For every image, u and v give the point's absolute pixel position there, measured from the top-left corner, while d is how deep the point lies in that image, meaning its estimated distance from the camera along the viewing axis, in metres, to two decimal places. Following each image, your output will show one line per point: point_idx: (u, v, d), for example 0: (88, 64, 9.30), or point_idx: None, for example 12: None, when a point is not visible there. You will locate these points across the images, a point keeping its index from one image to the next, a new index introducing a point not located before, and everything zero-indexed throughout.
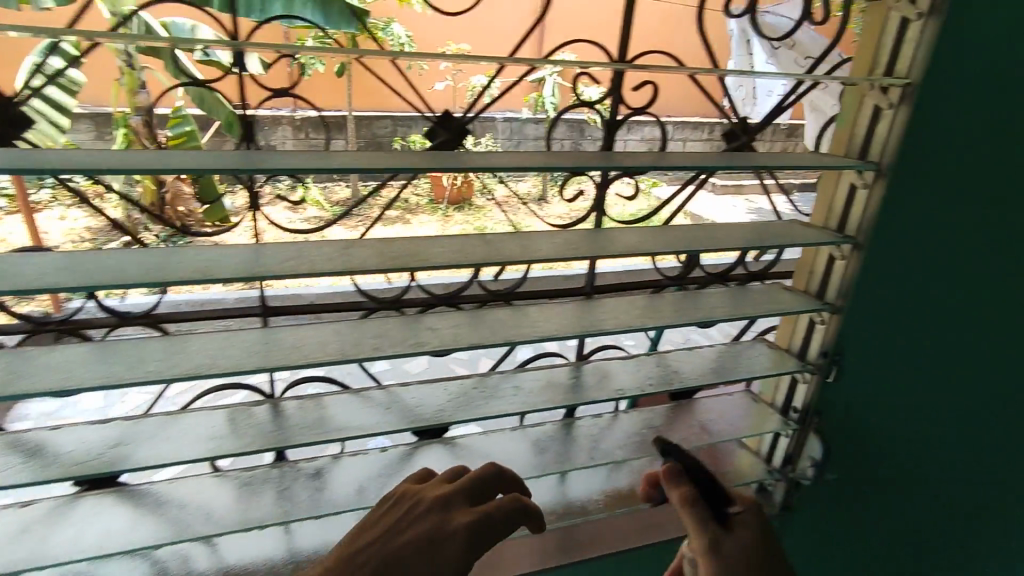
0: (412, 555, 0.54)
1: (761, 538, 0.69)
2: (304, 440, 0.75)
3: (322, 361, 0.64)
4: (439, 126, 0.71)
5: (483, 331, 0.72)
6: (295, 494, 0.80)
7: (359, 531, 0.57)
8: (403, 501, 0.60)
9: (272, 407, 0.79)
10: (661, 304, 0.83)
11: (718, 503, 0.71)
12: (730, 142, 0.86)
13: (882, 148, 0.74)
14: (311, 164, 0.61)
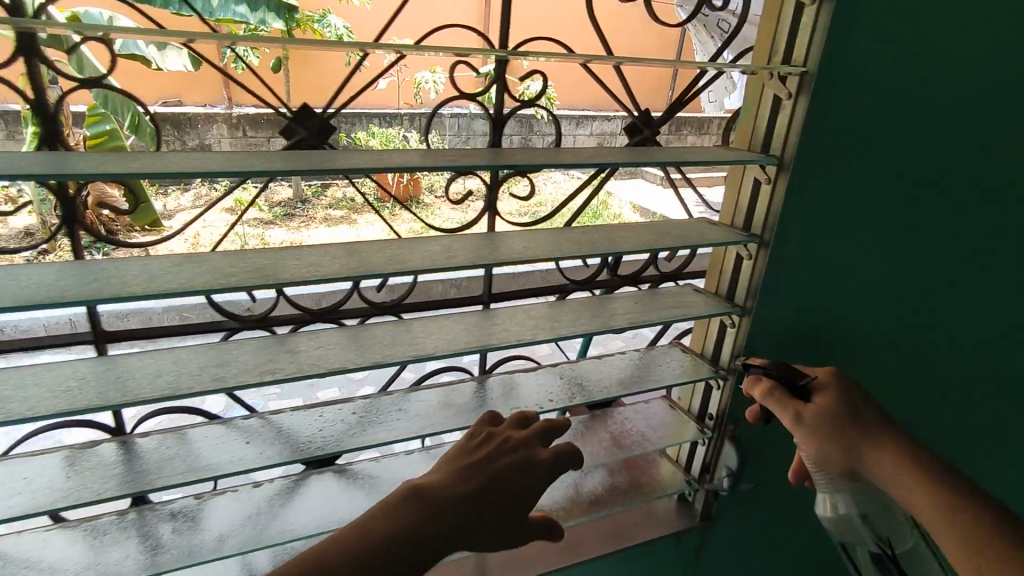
0: (506, 487, 0.52)
1: (849, 393, 0.71)
2: (156, 481, 0.63)
3: (151, 395, 0.54)
4: (295, 122, 0.62)
5: (357, 351, 0.64)
6: (153, 542, 0.68)
7: (455, 449, 0.55)
8: (489, 437, 0.56)
9: (123, 445, 0.67)
10: (565, 312, 0.76)
11: (795, 379, 0.72)
12: (632, 137, 0.80)
13: (784, 140, 0.69)
14: (128, 168, 0.51)
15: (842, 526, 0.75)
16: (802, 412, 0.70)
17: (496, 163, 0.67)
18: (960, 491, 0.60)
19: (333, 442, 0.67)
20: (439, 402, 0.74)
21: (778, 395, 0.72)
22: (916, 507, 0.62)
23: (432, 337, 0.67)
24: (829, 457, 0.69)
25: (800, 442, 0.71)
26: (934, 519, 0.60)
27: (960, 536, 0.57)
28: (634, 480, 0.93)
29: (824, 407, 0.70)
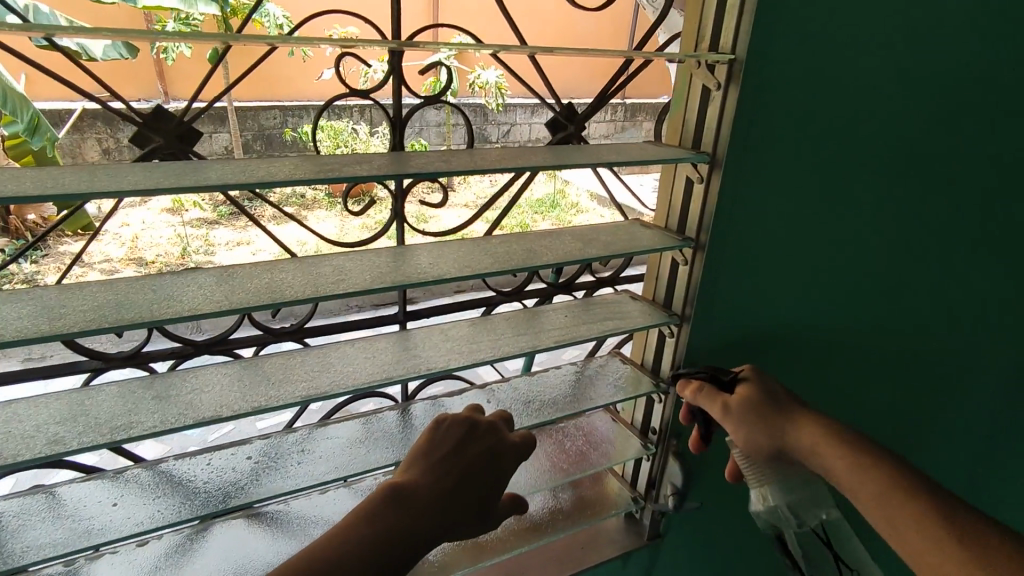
0: (476, 480, 0.55)
1: (768, 383, 0.67)
2: (18, 557, 0.50)
3: None
4: (148, 129, 0.54)
5: (242, 387, 0.55)
6: None
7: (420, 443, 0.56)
8: (450, 432, 0.57)
9: None
10: (488, 329, 0.69)
11: (717, 373, 0.69)
12: (556, 133, 0.74)
13: (716, 134, 0.63)
14: None
15: (774, 521, 0.70)
16: (731, 403, 0.67)
17: (398, 167, 0.59)
18: (879, 452, 0.59)
19: (218, 494, 0.57)
20: (350, 440, 0.66)
21: (706, 391, 0.68)
22: (839, 478, 0.60)
23: (331, 369, 0.59)
24: (759, 444, 0.66)
25: (732, 433, 0.67)
26: (856, 486, 0.58)
27: (885, 494, 0.56)
28: (578, 500, 0.87)
29: (748, 397, 0.66)
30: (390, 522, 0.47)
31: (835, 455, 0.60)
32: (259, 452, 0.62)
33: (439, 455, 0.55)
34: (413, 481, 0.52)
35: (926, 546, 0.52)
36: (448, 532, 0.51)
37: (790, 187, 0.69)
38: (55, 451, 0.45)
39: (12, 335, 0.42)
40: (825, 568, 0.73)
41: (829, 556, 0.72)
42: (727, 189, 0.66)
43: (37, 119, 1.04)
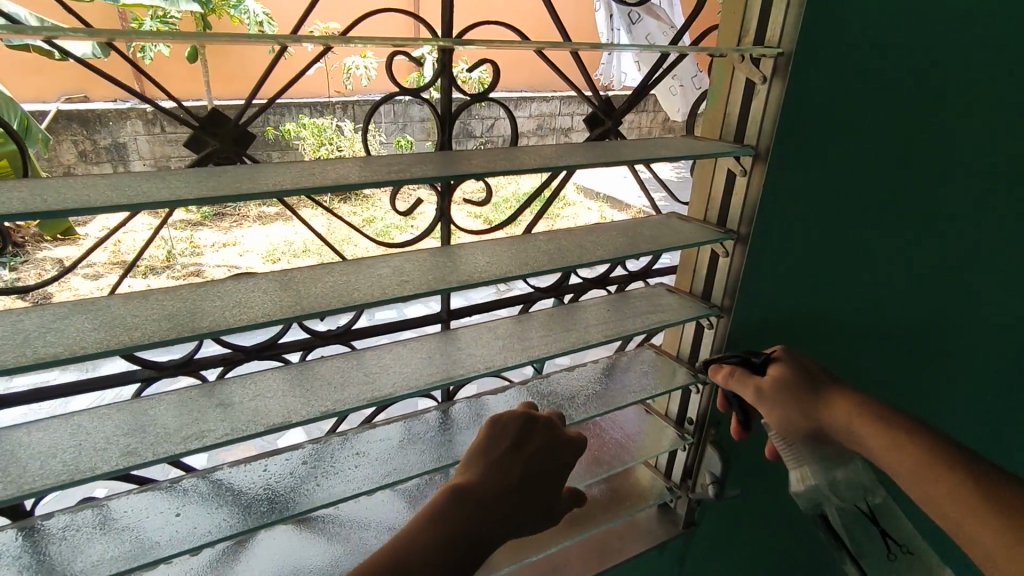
0: (534, 477, 0.55)
1: (801, 364, 0.68)
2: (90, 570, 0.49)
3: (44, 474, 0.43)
4: (204, 132, 0.52)
5: (306, 390, 0.55)
6: None
7: (477, 443, 0.56)
8: (505, 431, 0.57)
9: (36, 530, 0.53)
10: (532, 326, 0.69)
11: (750, 358, 0.69)
12: (593, 128, 0.74)
13: (760, 127, 0.64)
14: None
15: (814, 498, 0.70)
16: (763, 385, 0.67)
17: (446, 167, 0.58)
18: (912, 423, 0.60)
19: (279, 501, 0.57)
20: (401, 441, 0.66)
21: (739, 375, 0.68)
22: (873, 451, 0.61)
23: (389, 370, 0.59)
24: (793, 424, 0.66)
25: (766, 415, 0.67)
26: (892, 458, 0.59)
27: (918, 461, 0.57)
28: (614, 492, 0.88)
29: (781, 378, 0.66)
30: (456, 523, 0.47)
31: (873, 432, 0.60)
32: (313, 457, 0.62)
33: (498, 453, 0.55)
34: (475, 480, 0.52)
35: (960, 510, 0.53)
36: (514, 527, 0.52)
37: (825, 179, 0.71)
38: (130, 463, 0.44)
39: (93, 348, 0.41)
40: (872, 544, 0.71)
41: (875, 532, 0.70)
42: (770, 181, 0.67)
43: (29, 121, 1.01)
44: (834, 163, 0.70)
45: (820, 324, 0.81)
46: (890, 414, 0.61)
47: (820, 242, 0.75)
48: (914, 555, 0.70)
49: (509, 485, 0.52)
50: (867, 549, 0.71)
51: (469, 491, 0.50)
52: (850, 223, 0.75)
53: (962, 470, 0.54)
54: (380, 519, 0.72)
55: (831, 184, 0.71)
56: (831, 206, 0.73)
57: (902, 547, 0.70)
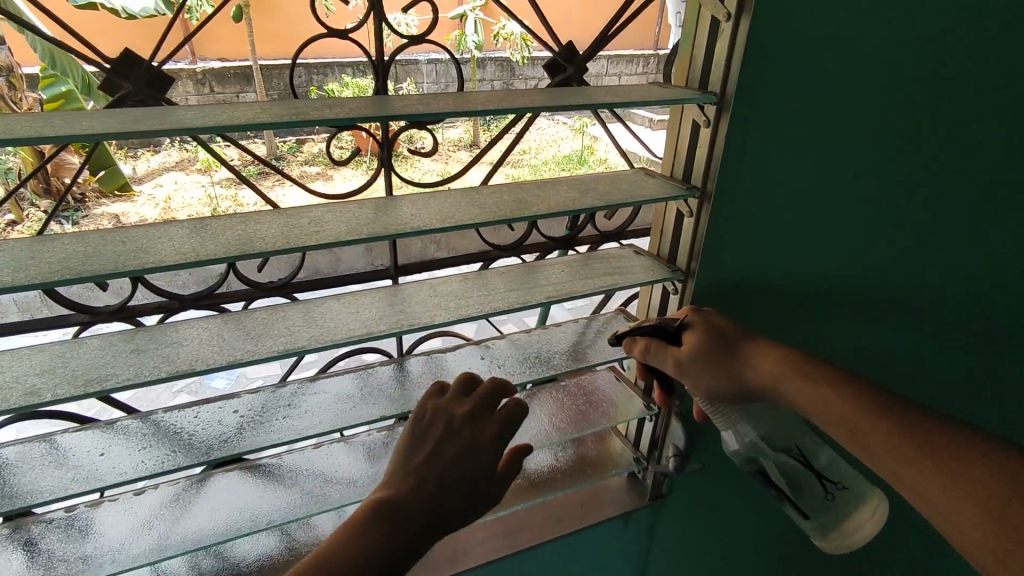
0: (463, 473, 0.48)
1: (714, 329, 0.65)
2: (11, 501, 0.51)
3: None
4: (116, 74, 0.50)
5: (226, 338, 0.55)
6: (29, 557, 0.61)
7: (397, 445, 0.50)
8: (424, 426, 0.50)
9: None
10: (480, 284, 0.66)
11: (664, 325, 0.65)
12: (555, 76, 0.69)
13: (724, 72, 0.58)
14: None
15: (752, 454, 0.69)
16: (681, 355, 0.65)
17: (379, 111, 0.55)
18: (845, 381, 0.57)
19: (203, 445, 0.58)
20: (342, 394, 0.65)
21: (654, 347, 0.66)
22: (809, 412, 0.58)
23: (315, 323, 0.58)
24: (718, 389, 0.65)
25: (689, 384, 0.66)
26: (833, 421, 0.57)
27: (852, 423, 0.55)
28: (581, 459, 0.87)
29: (697, 347, 0.64)
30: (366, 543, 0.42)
31: (799, 392, 0.59)
32: (248, 407, 0.62)
33: (418, 454, 0.49)
34: (392, 488, 0.46)
35: (906, 467, 0.52)
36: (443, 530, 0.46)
37: (803, 132, 0.64)
38: (27, 403, 0.45)
39: None
40: (810, 488, 0.68)
41: (811, 476, 0.68)
42: (736, 133, 0.61)
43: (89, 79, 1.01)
44: (813, 114, 0.63)
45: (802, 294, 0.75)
46: (820, 375, 0.59)
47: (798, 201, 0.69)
48: (850, 490, 0.68)
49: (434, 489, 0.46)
50: (807, 494, 0.69)
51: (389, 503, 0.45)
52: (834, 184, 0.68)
53: (903, 424, 0.53)
54: (330, 472, 0.73)
55: (810, 137, 0.65)
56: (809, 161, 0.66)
57: (837, 485, 0.68)
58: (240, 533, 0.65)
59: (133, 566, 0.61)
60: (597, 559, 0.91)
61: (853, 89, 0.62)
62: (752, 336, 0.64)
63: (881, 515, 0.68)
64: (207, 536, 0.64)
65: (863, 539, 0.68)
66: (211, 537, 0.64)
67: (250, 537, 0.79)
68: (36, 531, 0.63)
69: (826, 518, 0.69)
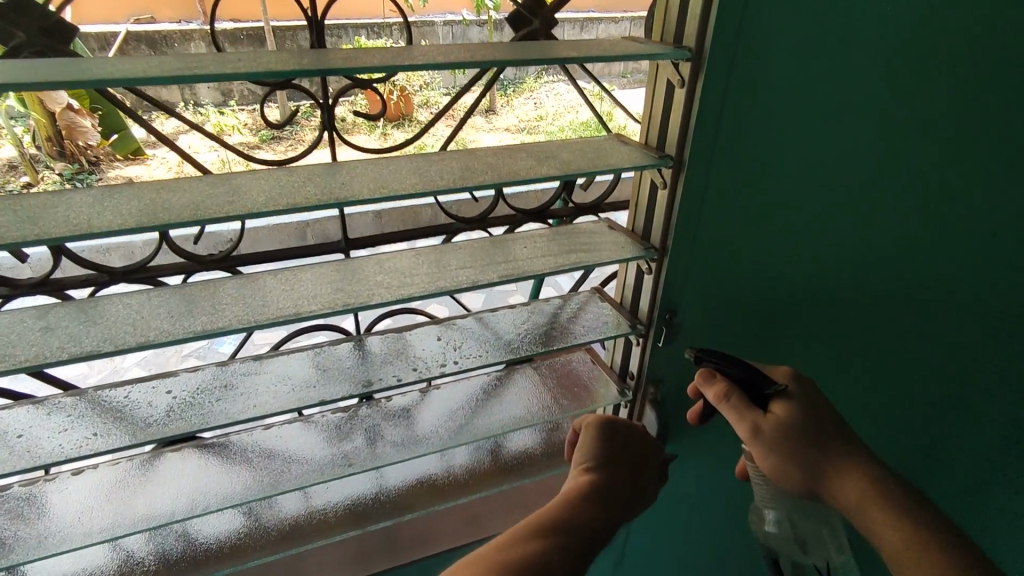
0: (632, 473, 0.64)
1: (810, 408, 0.62)
2: None
3: None
4: (5, 21, 0.45)
5: (149, 313, 0.51)
6: None
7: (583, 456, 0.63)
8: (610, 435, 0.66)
9: None
10: (435, 259, 0.61)
11: (759, 386, 0.61)
12: (519, 29, 0.62)
13: (699, 25, 0.52)
14: None
15: (778, 539, 0.75)
16: (761, 424, 0.61)
17: (306, 64, 0.49)
18: (926, 525, 0.58)
19: (133, 426, 0.55)
20: (288, 375, 0.62)
21: (735, 403, 0.62)
22: (880, 539, 0.59)
23: (243, 298, 0.54)
24: (782, 469, 0.62)
25: (756, 453, 0.62)
26: (900, 559, 0.57)
27: (912, 548, 0.57)
28: (554, 444, 0.83)
29: (783, 420, 0.61)
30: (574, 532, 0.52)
31: (874, 506, 0.59)
32: (183, 389, 0.59)
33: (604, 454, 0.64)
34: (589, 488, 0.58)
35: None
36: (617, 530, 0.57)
37: (786, 92, 0.58)
38: None
39: None
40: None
41: None
42: (715, 93, 0.55)
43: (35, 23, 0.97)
44: (797, 71, 0.58)
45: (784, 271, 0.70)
46: (898, 497, 0.59)
47: (778, 171, 0.64)
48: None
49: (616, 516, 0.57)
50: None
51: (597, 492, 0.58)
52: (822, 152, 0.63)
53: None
54: (285, 451, 0.71)
55: (792, 99, 0.59)
56: (792, 124, 0.61)
57: None
58: (178, 515, 0.63)
59: (66, 547, 0.60)
60: None
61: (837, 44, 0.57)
62: (851, 439, 0.62)
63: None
64: (141, 519, 0.62)
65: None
66: (144, 521, 0.62)
67: (205, 515, 0.75)
68: None
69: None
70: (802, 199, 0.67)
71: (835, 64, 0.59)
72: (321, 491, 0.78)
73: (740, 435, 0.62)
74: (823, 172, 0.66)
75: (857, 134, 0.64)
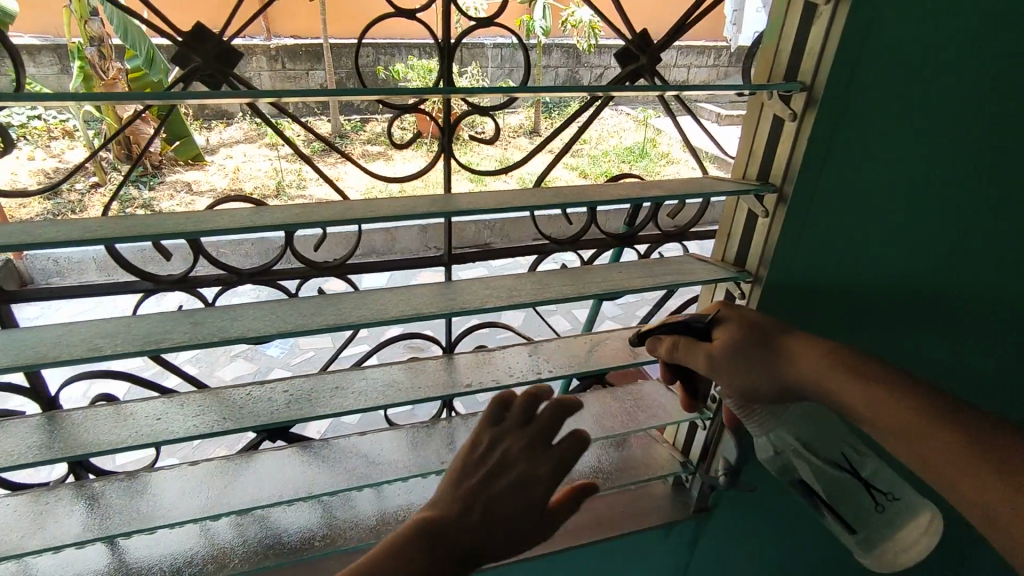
0: (508, 495, 0.47)
1: (748, 322, 0.65)
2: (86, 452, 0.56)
3: (37, 362, 0.47)
4: (187, 48, 0.51)
5: (286, 313, 0.56)
6: (105, 504, 0.67)
7: (450, 471, 0.50)
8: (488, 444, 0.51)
9: (52, 417, 0.62)
10: (537, 278, 0.65)
11: (693, 324, 0.65)
12: (626, 65, 0.66)
13: (814, 63, 0.55)
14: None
15: (788, 465, 0.72)
16: (713, 352, 0.64)
17: (442, 94, 0.54)
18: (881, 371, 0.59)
19: (257, 413, 0.60)
20: (391, 380, 0.66)
21: (684, 345, 0.64)
22: (850, 406, 0.60)
23: (366, 305, 0.58)
24: (752, 384, 0.64)
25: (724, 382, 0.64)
26: (872, 417, 0.58)
27: (874, 400, 0.58)
28: (627, 462, 0.85)
29: (730, 342, 0.64)
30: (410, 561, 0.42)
31: (835, 374, 0.60)
32: (298, 387, 0.64)
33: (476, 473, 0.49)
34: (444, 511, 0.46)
35: (947, 463, 0.53)
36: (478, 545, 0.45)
37: (890, 129, 0.60)
38: (94, 355, 0.48)
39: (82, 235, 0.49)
40: (860, 501, 0.71)
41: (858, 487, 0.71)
42: (822, 129, 0.58)
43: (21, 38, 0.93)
44: (906, 109, 0.59)
45: (870, 300, 0.73)
46: (854, 361, 0.60)
47: (876, 204, 0.65)
48: (901, 501, 0.69)
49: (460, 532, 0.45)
50: None
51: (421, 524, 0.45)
52: (919, 187, 0.65)
53: (945, 423, 0.54)
54: (378, 450, 0.75)
55: (896, 136, 0.61)
56: (894, 160, 0.63)
57: (887, 495, 0.70)
58: (282, 500, 0.67)
59: (171, 521, 0.65)
60: (634, 563, 0.90)
61: (946, 85, 0.59)
62: (787, 329, 0.66)
63: (935, 530, 0.68)
64: (249, 502, 0.67)
65: (919, 555, 0.68)
66: (251, 503, 0.67)
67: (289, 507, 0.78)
68: (107, 486, 0.69)
69: (874, 530, 0.71)
70: (900, 238, 0.68)
71: (941, 105, 0.61)
72: (401, 491, 0.82)
73: (701, 371, 0.64)
74: (923, 207, 0.67)
75: (958, 175, 0.65)
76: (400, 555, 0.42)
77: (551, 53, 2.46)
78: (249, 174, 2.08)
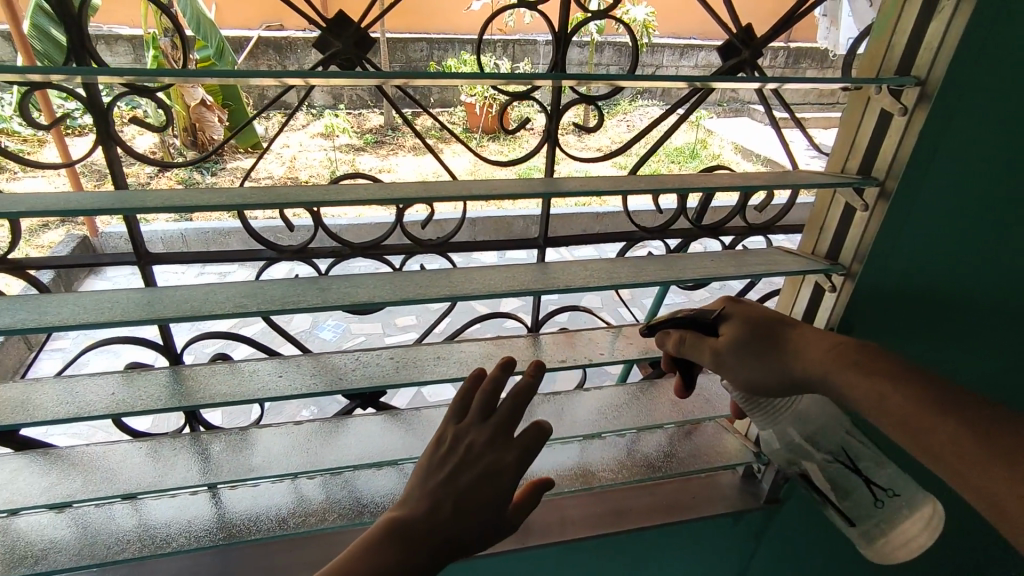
0: (479, 491, 0.47)
1: (751, 321, 0.66)
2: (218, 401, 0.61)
3: (198, 315, 0.53)
4: (331, 34, 0.56)
5: (406, 284, 0.60)
6: (219, 453, 0.73)
7: (418, 465, 0.50)
8: (452, 436, 0.51)
9: (180, 370, 0.68)
10: (633, 262, 0.68)
11: (703, 317, 0.66)
12: (728, 58, 0.68)
13: (930, 58, 0.56)
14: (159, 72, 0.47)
15: (793, 456, 0.74)
16: (719, 347, 0.64)
17: (559, 80, 0.57)
18: (890, 361, 0.58)
19: (367, 375, 0.65)
20: (486, 354, 0.70)
21: (691, 342, 0.65)
22: (853, 401, 0.58)
23: (474, 279, 0.62)
24: (760, 378, 0.64)
25: (730, 375, 0.65)
26: (879, 411, 0.56)
27: (875, 395, 0.57)
28: (700, 449, 0.87)
29: (735, 336, 0.64)
30: (389, 559, 0.42)
31: (840, 369, 0.60)
32: (403, 356, 0.68)
33: (446, 465, 0.49)
34: (415, 506, 0.46)
35: (954, 456, 0.51)
36: (455, 537, 0.46)
37: (1001, 128, 0.61)
38: (246, 313, 0.53)
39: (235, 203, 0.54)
40: (857, 494, 0.71)
41: (856, 480, 0.71)
42: (933, 125, 0.58)
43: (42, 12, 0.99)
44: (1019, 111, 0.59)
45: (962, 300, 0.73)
46: (857, 357, 0.59)
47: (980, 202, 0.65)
48: (901, 497, 0.68)
49: (434, 526, 0.45)
50: None
51: (397, 526, 0.44)
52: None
53: (951, 417, 0.52)
54: None
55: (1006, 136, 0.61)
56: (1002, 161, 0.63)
57: (886, 491, 0.69)
58: (377, 461, 0.72)
59: (276, 476, 0.69)
60: (699, 550, 0.92)
61: None
62: (791, 324, 0.66)
63: (938, 522, 0.66)
64: (347, 460, 0.72)
65: (918, 550, 0.67)
66: (349, 462, 0.72)
67: (374, 473, 0.83)
68: (220, 438, 0.75)
69: (875, 524, 0.70)
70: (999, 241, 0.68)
71: None
72: None
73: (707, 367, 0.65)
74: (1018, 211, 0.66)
75: None
76: (375, 552, 0.43)
77: (603, 51, 2.47)
78: (305, 163, 2.14)
